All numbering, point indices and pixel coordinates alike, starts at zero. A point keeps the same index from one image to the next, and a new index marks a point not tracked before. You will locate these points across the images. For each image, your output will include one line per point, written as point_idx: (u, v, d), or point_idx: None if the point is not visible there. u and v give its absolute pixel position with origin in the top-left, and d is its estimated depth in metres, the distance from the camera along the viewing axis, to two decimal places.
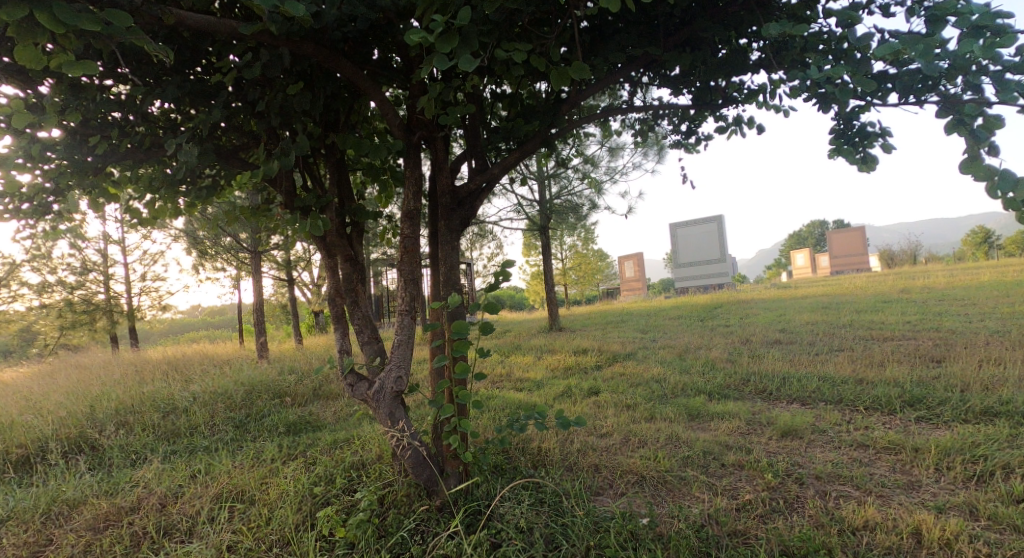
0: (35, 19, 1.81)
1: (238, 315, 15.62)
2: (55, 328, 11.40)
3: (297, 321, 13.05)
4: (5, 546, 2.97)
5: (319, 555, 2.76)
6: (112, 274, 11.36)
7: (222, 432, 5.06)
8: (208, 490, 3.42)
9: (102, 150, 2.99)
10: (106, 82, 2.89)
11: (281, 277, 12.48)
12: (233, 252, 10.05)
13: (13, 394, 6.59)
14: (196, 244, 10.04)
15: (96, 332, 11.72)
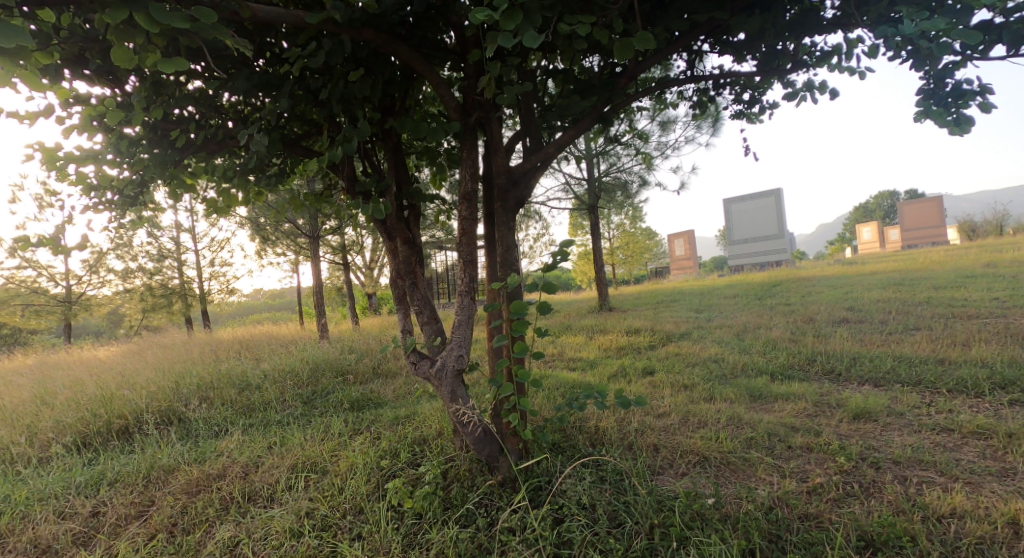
0: (130, 21, 1.96)
1: (298, 298, 16.37)
2: (139, 310, 12.37)
3: (351, 304, 13.47)
4: (115, 504, 3.29)
5: (389, 524, 2.90)
6: (185, 260, 12.16)
7: (292, 407, 5.37)
8: (285, 460, 3.66)
9: (183, 143, 3.19)
10: (182, 80, 3.05)
11: (338, 260, 12.93)
12: (292, 237, 10.50)
13: (107, 370, 7.22)
14: (259, 230, 10.55)
15: (174, 314, 12.63)
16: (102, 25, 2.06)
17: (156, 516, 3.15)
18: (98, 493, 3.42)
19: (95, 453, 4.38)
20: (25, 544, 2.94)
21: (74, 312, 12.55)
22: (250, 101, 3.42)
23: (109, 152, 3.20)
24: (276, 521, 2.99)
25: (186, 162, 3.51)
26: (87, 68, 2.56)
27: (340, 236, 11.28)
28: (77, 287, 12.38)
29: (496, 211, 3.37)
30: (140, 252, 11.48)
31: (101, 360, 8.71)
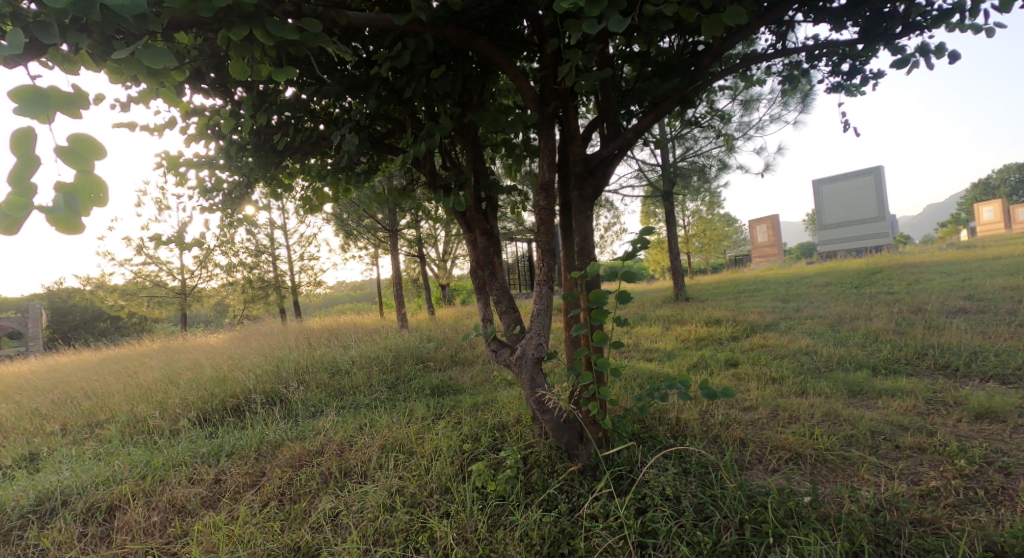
0: (248, 36, 2.17)
1: (378, 290, 17.20)
2: (241, 300, 13.56)
3: (428, 294, 13.95)
4: (234, 472, 3.67)
5: (474, 505, 3.01)
6: (279, 254, 13.14)
7: (378, 391, 5.69)
8: (375, 441, 3.90)
9: (283, 145, 3.46)
10: (280, 88, 3.30)
11: (416, 252, 13.42)
12: (373, 231, 11.03)
13: (217, 354, 8.01)
14: (344, 226, 11.18)
15: (270, 304, 13.72)
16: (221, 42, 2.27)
17: (267, 485, 3.48)
18: (218, 463, 3.82)
19: (214, 427, 4.89)
20: (165, 503, 3.35)
21: (189, 302, 13.97)
22: (339, 104, 3.64)
23: (221, 157, 3.56)
24: (370, 496, 3.20)
25: (285, 163, 3.81)
26: (204, 82, 2.83)
27: (418, 229, 11.70)
28: (191, 280, 13.75)
29: (573, 200, 3.36)
30: (243, 247, 12.55)
31: (212, 345, 9.66)
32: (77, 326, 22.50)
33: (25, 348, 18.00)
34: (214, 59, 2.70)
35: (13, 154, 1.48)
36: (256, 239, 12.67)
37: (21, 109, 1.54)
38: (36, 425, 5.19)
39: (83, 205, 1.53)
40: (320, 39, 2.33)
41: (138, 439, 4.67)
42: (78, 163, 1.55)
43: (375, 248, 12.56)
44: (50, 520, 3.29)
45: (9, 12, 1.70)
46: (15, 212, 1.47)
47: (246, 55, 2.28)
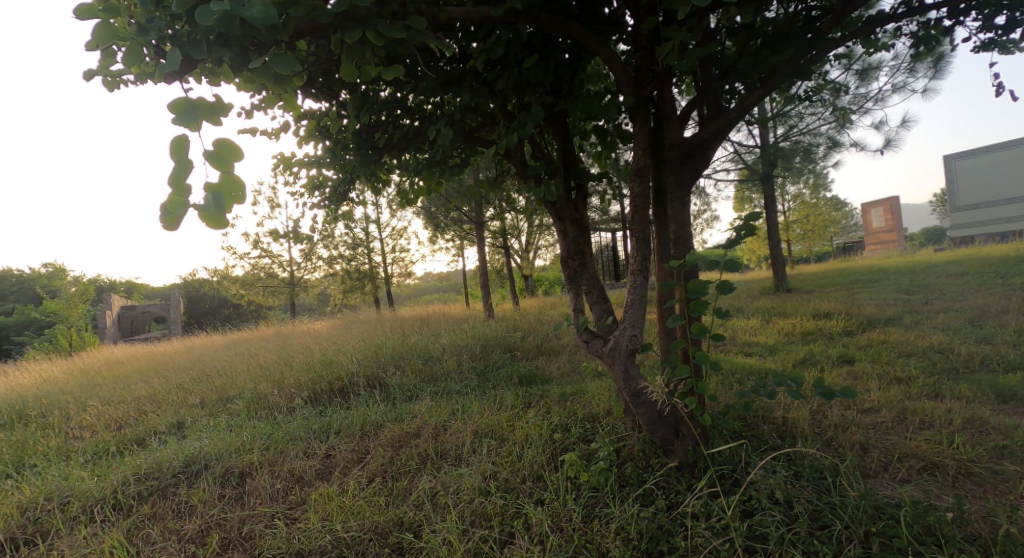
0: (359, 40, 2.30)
1: (465, 280, 17.66)
2: (342, 290, 14.54)
3: (513, 284, 14.08)
4: (343, 447, 3.96)
5: (566, 494, 3.02)
6: (374, 247, 13.91)
7: (469, 378, 5.87)
8: (468, 426, 4.03)
9: (383, 142, 3.64)
10: (380, 90, 3.49)
11: (501, 243, 13.61)
12: (460, 223, 11.35)
13: (322, 340, 8.66)
14: (433, 219, 11.60)
15: (366, 294, 14.57)
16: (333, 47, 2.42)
17: (372, 462, 3.71)
18: (328, 439, 4.13)
19: (322, 406, 5.30)
20: (285, 473, 3.68)
21: (297, 291, 15.20)
22: (434, 101, 3.77)
23: (328, 155, 3.81)
24: (466, 478, 3.31)
25: (385, 159, 4.01)
26: (315, 86, 3.04)
27: (503, 220, 11.85)
28: (298, 271, 14.95)
29: (670, 185, 3.22)
30: (342, 240, 13.41)
31: (318, 331, 10.46)
32: (206, 312, 25.63)
33: (166, 331, 20.62)
34: (327, 63, 2.89)
35: (172, 158, 1.67)
36: (354, 232, 13.48)
37: (177, 120, 1.74)
38: (179, 397, 5.92)
39: (228, 202, 1.69)
40: (426, 37, 2.42)
41: (261, 413, 5.17)
42: (222, 165, 1.72)
43: (462, 240, 12.88)
44: (194, 481, 3.74)
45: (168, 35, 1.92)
46: (176, 210, 1.66)
47: (356, 57, 2.41)
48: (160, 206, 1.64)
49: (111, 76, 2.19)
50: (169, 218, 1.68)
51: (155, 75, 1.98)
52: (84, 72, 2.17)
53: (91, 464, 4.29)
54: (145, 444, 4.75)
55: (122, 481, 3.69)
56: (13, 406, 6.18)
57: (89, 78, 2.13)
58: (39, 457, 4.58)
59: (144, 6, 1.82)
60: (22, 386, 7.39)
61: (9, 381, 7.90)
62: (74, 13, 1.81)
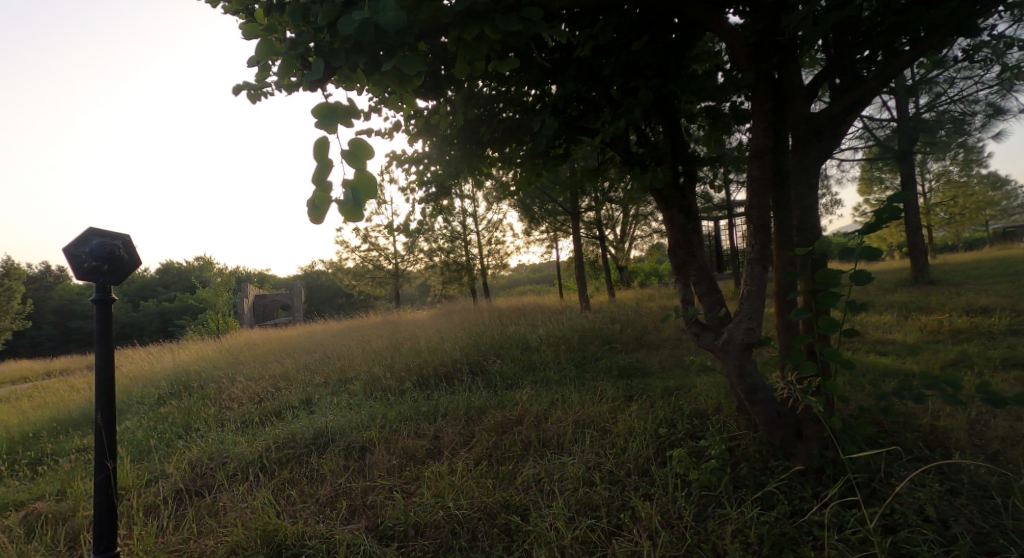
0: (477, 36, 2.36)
1: (561, 271, 17.67)
2: (443, 281, 15.18)
3: (609, 276, 13.86)
4: (450, 429, 4.18)
5: (675, 490, 2.94)
6: (473, 239, 14.35)
7: (567, 368, 5.90)
8: (569, 416, 4.06)
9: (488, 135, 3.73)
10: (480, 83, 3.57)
11: (597, 234, 13.43)
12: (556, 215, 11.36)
13: (427, 327, 9.14)
14: (529, 212, 11.71)
15: (466, 284, 15.08)
16: (450, 45, 2.51)
17: (478, 445, 3.87)
18: (436, 422, 4.37)
19: (428, 389, 5.61)
20: (399, 450, 3.94)
21: (400, 282, 16.16)
22: (533, 92, 3.81)
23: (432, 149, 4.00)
24: (569, 467, 3.34)
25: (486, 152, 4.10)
26: (429, 84, 3.19)
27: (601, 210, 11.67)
28: (402, 264, 15.84)
29: (794, 167, 2.97)
30: (441, 233, 13.93)
31: (423, 320, 11.04)
32: (323, 301, 28.11)
33: (290, 317, 22.86)
34: (442, 61, 3.02)
35: (316, 158, 1.84)
36: (453, 225, 13.98)
37: (320, 123, 1.91)
38: (306, 376, 6.55)
39: (364, 198, 1.83)
40: (540, 28, 2.44)
41: (375, 394, 5.58)
42: (357, 164, 1.86)
43: (558, 231, 12.89)
44: (322, 452, 4.12)
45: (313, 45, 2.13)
46: (321, 206, 1.83)
47: (471, 52, 2.49)
48: (307, 202, 1.82)
49: (256, 89, 2.46)
50: (315, 212, 1.87)
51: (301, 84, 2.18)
52: (234, 87, 2.44)
53: (237, 431, 4.89)
54: (280, 416, 5.34)
55: (264, 448, 4.17)
56: (176, 378, 7.22)
57: (238, 93, 2.39)
58: (198, 422, 5.29)
59: (295, 22, 2.03)
60: (182, 362, 8.60)
61: (172, 358, 9.23)
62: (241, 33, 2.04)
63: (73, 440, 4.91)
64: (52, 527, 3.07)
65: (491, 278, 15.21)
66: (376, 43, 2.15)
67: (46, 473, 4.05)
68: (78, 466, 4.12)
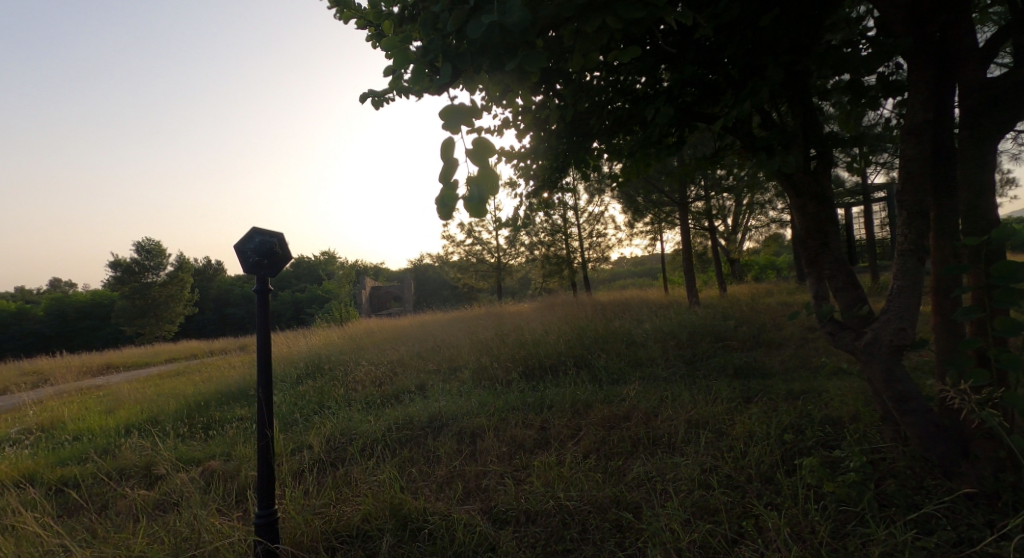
0: (596, 26, 2.35)
1: (668, 265, 17.01)
2: (544, 274, 15.27)
3: (720, 269, 13.10)
4: (558, 421, 4.23)
5: (806, 502, 2.70)
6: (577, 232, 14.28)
7: (676, 365, 5.69)
8: (682, 415, 3.93)
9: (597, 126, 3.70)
10: (586, 72, 3.55)
11: (708, 226, 12.73)
12: (664, 205, 10.94)
13: (531, 320, 9.29)
14: (633, 204, 11.37)
15: (568, 277, 15.05)
16: (569, 36, 2.51)
17: (586, 438, 3.87)
18: (543, 413, 4.45)
19: (533, 380, 5.70)
20: (508, 438, 4.05)
21: (502, 274, 16.59)
22: (642, 79, 3.70)
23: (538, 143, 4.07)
24: (682, 468, 3.22)
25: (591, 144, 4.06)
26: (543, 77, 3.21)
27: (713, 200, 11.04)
28: (505, 257, 16.24)
29: (961, 144, 2.58)
30: (541, 227, 14.08)
31: (526, 312, 11.21)
32: (432, 293, 29.62)
33: (402, 307, 24.34)
34: (558, 54, 3.02)
35: (442, 158, 1.95)
36: (553, 218, 14.06)
37: (446, 125, 2.02)
38: (418, 363, 6.98)
39: (487, 193, 1.90)
40: (664, 12, 2.35)
41: (482, 382, 5.80)
42: (481, 162, 1.94)
43: (665, 222, 12.43)
44: (436, 435, 4.38)
45: (441, 49, 2.26)
46: (448, 203, 1.95)
47: (591, 41, 2.46)
48: (435, 200, 1.94)
49: (378, 97, 3.02)
50: (443, 209, 1.99)
51: (432, 87, 2.40)
52: (361, 94, 3.01)
53: (362, 410, 5.35)
54: (397, 399, 5.74)
55: (386, 428, 4.51)
56: (309, 361, 8.04)
57: (365, 100, 2.97)
58: (329, 401, 5.85)
59: (426, 31, 2.25)
60: (313, 346, 9.55)
61: (305, 342, 10.29)
62: (380, 47, 2.36)
63: (233, 410, 5.69)
64: (221, 483, 3.58)
65: (593, 271, 15.08)
66: (500, 41, 2.20)
67: (214, 437, 4.73)
68: (238, 433, 4.76)
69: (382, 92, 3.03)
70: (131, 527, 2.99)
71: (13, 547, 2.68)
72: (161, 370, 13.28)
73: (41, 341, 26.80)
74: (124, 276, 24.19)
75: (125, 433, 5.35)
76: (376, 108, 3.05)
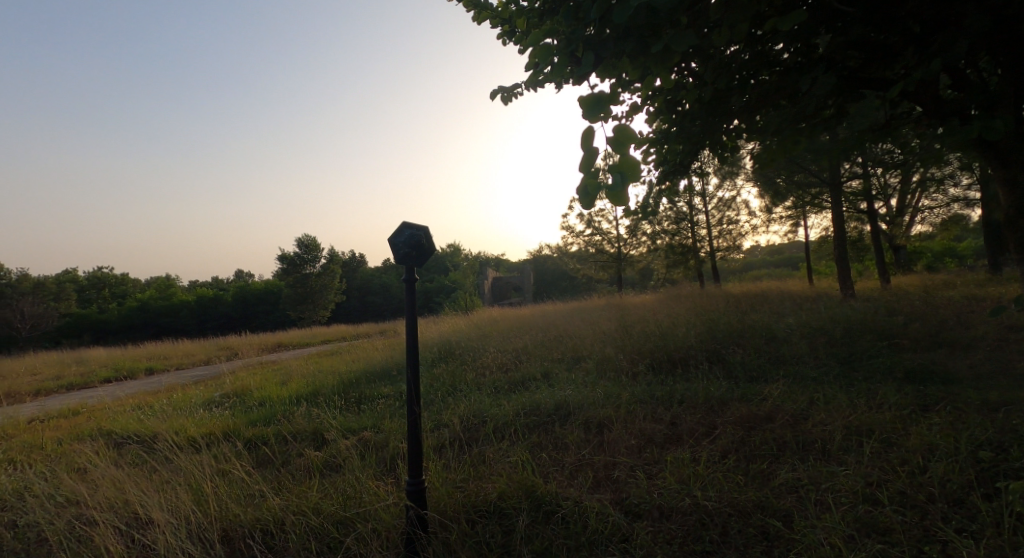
0: None
1: (815, 253, 15.34)
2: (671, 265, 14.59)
3: (883, 258, 11.47)
4: (691, 417, 4.05)
5: (1013, 535, 2.27)
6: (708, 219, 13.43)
7: (828, 363, 5.12)
8: (837, 420, 3.54)
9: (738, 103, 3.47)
10: (726, 46, 3.32)
11: (868, 208, 11.23)
12: (811, 185, 9.86)
13: (657, 311, 8.96)
14: (774, 186, 10.39)
15: (697, 267, 14.23)
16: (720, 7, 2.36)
17: (722, 437, 3.64)
18: (673, 408, 4.28)
19: (661, 373, 5.51)
20: (637, 431, 3.96)
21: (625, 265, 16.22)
22: (792, 48, 3.38)
23: (671, 126, 3.89)
24: (841, 478, 2.90)
25: (730, 123, 3.79)
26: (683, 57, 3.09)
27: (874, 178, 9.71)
28: (628, 247, 15.82)
29: None
30: (666, 215, 13.50)
31: (652, 303, 10.83)
32: (555, 282, 29.93)
33: (524, 298, 24.85)
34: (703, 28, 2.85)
35: (583, 146, 1.97)
36: (677, 205, 13.43)
37: (587, 115, 2.09)
38: (542, 352, 7.10)
39: (629, 180, 1.87)
40: None
41: (608, 371, 5.73)
42: (622, 149, 1.91)
43: (813, 206, 11.20)
44: (563, 423, 4.42)
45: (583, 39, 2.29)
46: (591, 191, 1.96)
47: None
48: (577, 190, 1.96)
49: (507, 91, 3.43)
50: (586, 198, 2.00)
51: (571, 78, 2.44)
52: (493, 91, 3.46)
53: (492, 394, 5.58)
54: (524, 385, 5.91)
55: (515, 413, 4.66)
56: (441, 346, 8.59)
57: (494, 97, 3.41)
58: (461, 384, 6.20)
59: (568, 22, 2.31)
60: (444, 332, 10.18)
61: (436, 329, 10.99)
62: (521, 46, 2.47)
63: (379, 388, 6.27)
64: (374, 452, 3.97)
65: (723, 261, 14.15)
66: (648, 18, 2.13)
67: (365, 411, 5.26)
68: (384, 409, 5.23)
69: (511, 88, 3.44)
70: (307, 482, 3.44)
71: (225, 488, 3.23)
72: (318, 350, 15.04)
73: (229, 321, 31.82)
74: (289, 268, 27.69)
75: (296, 401, 6.19)
76: (505, 102, 3.46)
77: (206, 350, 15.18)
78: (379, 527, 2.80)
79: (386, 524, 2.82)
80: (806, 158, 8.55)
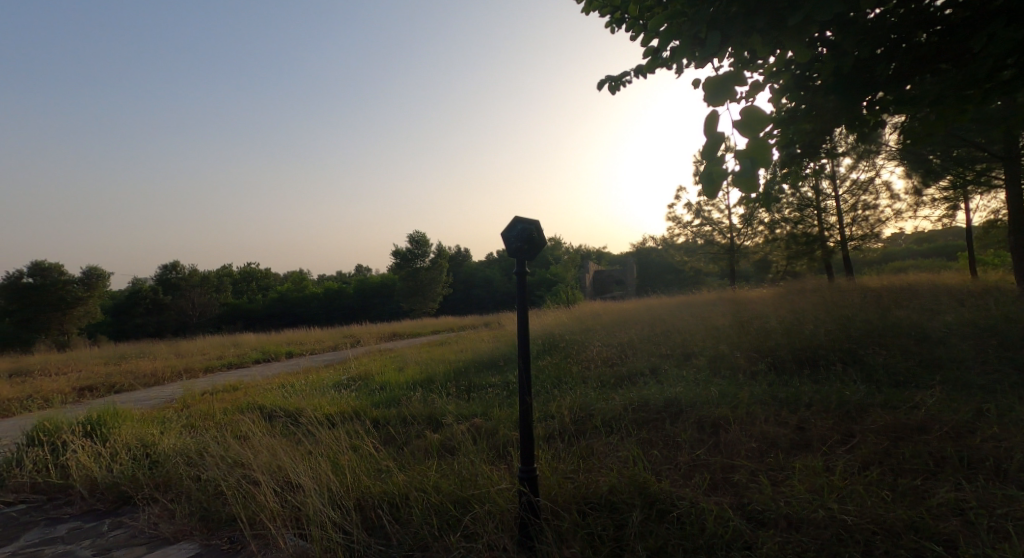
0: None
1: (977, 242, 13.20)
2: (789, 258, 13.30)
3: None
4: (823, 422, 3.69)
5: None
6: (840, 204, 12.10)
7: (997, 368, 4.39)
8: (1014, 437, 3.03)
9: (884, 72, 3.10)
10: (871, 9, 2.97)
11: None
12: (974, 162, 8.48)
13: (777, 306, 8.27)
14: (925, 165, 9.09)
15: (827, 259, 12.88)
16: None
17: (863, 446, 3.27)
18: (802, 411, 3.93)
19: (784, 372, 5.08)
20: (759, 433, 3.69)
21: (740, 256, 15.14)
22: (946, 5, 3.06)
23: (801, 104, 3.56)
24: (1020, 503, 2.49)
25: (874, 95, 3.36)
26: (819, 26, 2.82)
27: None
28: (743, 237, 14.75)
29: None
30: (789, 201, 12.37)
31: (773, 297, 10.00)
32: (661, 276, 28.78)
33: (627, 291, 24.26)
34: None
35: (705, 133, 1.88)
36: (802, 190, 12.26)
37: (710, 100, 1.98)
38: (648, 346, 6.87)
39: (760, 166, 1.74)
40: None
41: (723, 369, 5.41)
42: (752, 132, 1.78)
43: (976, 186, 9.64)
44: (675, 421, 4.25)
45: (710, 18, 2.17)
46: (714, 179, 1.85)
47: None
48: (700, 178, 1.87)
49: (615, 80, 3.40)
50: (708, 187, 1.90)
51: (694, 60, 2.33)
52: (600, 81, 3.44)
53: (597, 388, 5.51)
54: (631, 379, 5.76)
55: (623, 408, 4.56)
56: (545, 338, 8.65)
57: (602, 86, 3.39)
58: (565, 376, 6.20)
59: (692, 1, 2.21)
60: (547, 325, 10.22)
61: (538, 322, 11.08)
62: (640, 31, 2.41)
63: (486, 377, 6.47)
64: (485, 438, 4.11)
65: (858, 251, 12.68)
66: None
67: (475, 398, 5.46)
68: (492, 398, 5.39)
69: (619, 76, 3.40)
70: (426, 462, 3.66)
71: (358, 462, 3.54)
72: (427, 340, 15.86)
73: (351, 311, 34.65)
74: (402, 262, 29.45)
75: (413, 386, 6.59)
76: (613, 91, 3.43)
77: (331, 337, 16.68)
78: (493, 510, 2.89)
79: (501, 507, 2.91)
80: (966, 130, 7.36)
